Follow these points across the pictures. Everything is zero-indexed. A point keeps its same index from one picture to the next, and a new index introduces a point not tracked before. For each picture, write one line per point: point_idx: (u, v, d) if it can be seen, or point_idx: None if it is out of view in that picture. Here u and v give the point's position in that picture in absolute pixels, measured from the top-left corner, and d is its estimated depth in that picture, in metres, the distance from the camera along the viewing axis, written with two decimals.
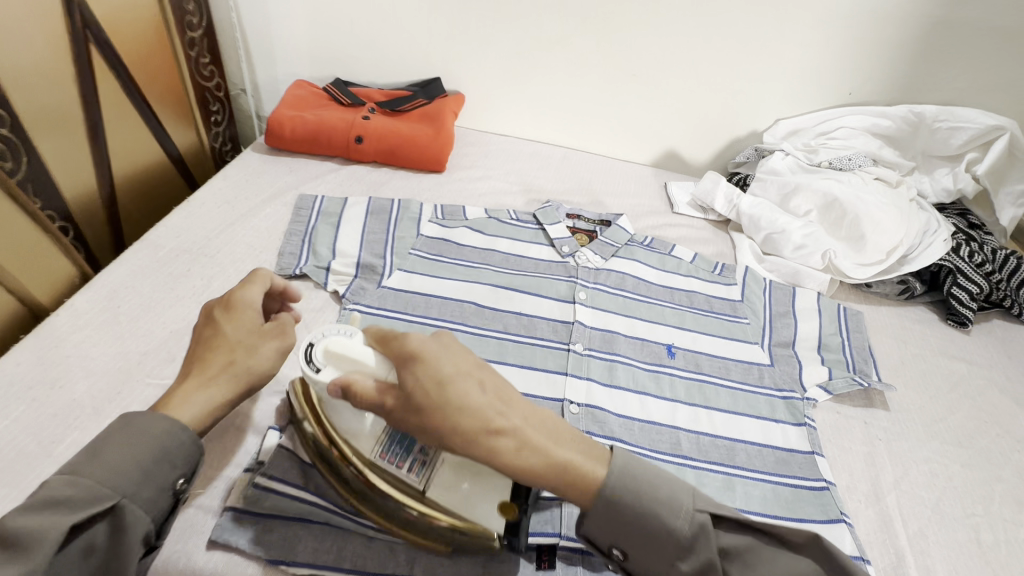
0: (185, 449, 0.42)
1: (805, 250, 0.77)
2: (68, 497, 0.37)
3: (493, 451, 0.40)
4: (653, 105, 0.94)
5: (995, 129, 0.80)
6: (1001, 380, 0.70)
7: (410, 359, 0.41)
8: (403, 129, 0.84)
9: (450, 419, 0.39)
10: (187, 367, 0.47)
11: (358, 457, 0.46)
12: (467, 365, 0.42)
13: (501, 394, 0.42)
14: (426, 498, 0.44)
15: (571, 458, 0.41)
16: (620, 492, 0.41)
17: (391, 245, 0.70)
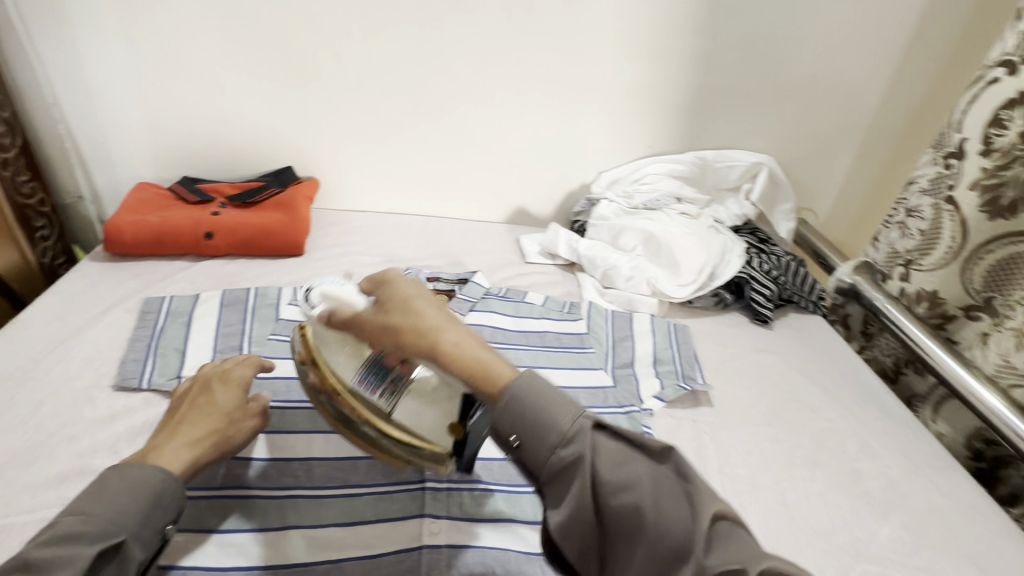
0: (176, 494, 0.49)
1: (634, 280, 0.90)
2: (83, 531, 0.43)
3: (432, 346, 0.48)
4: (495, 170, 1.05)
5: (756, 165, 1.01)
6: (799, 362, 0.86)
7: (382, 283, 0.54)
8: (255, 220, 0.86)
9: (402, 317, 0.49)
10: (177, 424, 0.55)
11: (342, 387, 0.54)
12: (426, 296, 0.52)
13: (451, 319, 0.51)
14: (392, 420, 0.52)
15: (491, 360, 0.47)
16: (519, 386, 0.45)
17: (247, 336, 0.71)
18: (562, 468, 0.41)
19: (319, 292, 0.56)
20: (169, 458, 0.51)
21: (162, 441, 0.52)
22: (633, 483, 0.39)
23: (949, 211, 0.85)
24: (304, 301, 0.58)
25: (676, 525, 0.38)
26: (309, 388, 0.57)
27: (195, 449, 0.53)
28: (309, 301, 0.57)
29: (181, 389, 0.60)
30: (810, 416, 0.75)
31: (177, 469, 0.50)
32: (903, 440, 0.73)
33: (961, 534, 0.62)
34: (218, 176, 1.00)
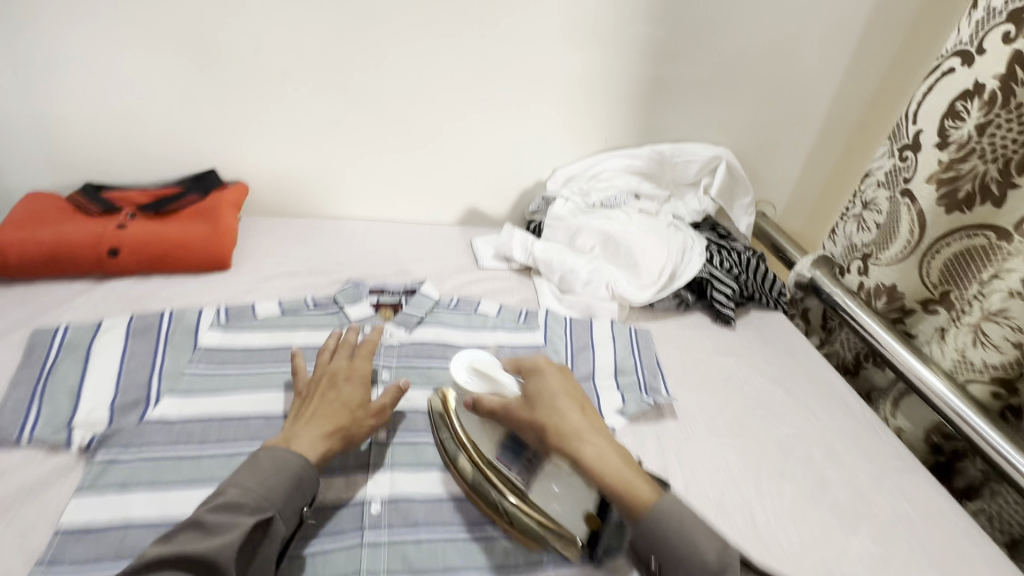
0: (312, 482, 0.53)
1: (592, 284, 0.85)
2: (243, 503, 0.48)
3: (579, 453, 0.52)
4: (443, 169, 0.98)
5: (715, 158, 0.97)
6: (763, 364, 0.83)
7: (532, 372, 0.59)
8: (169, 232, 0.76)
9: (551, 417, 0.54)
10: (309, 412, 0.58)
11: (481, 460, 0.56)
12: (579, 401, 0.57)
13: (590, 425, 0.55)
14: (529, 497, 0.54)
15: (630, 479, 0.51)
16: (663, 508, 0.49)
17: (157, 370, 0.62)
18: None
19: (471, 364, 0.59)
20: (306, 450, 0.54)
21: (298, 432, 0.56)
22: None
23: (905, 204, 0.83)
24: (449, 371, 0.59)
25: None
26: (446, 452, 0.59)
27: (325, 442, 0.56)
28: (458, 373, 0.58)
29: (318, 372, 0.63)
30: (776, 423, 0.72)
31: (313, 459, 0.54)
32: (867, 442, 0.72)
33: (928, 541, 0.61)
34: (130, 182, 0.89)
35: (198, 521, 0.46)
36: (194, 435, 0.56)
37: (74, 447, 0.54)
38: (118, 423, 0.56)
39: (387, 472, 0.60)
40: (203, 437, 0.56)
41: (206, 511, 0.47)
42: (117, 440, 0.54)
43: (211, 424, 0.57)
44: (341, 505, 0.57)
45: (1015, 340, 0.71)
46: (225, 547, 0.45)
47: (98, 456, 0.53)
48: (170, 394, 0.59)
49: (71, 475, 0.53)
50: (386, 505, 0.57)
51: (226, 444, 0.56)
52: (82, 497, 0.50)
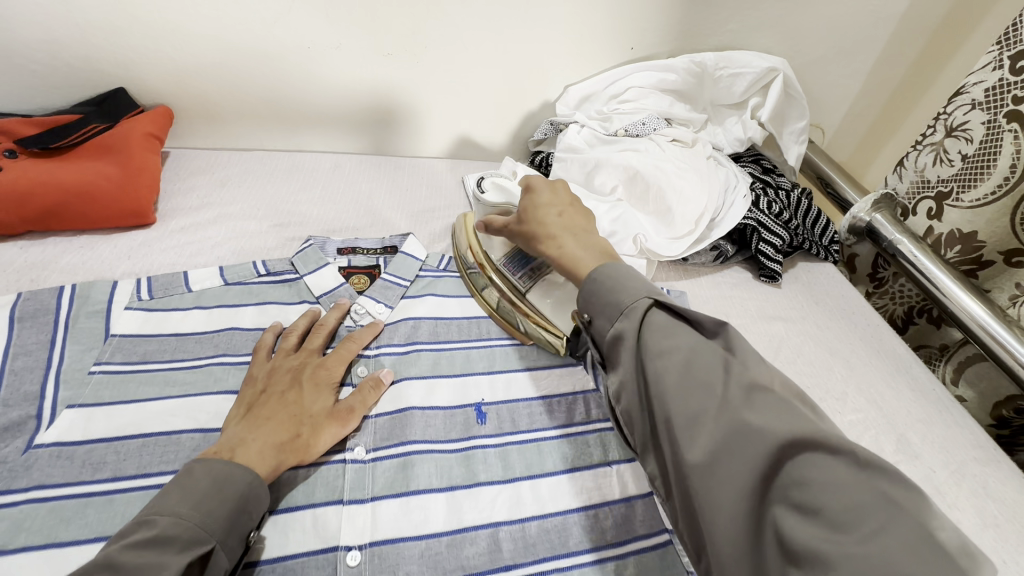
0: (262, 499, 0.41)
1: (616, 237, 0.68)
2: (173, 535, 0.35)
3: (548, 243, 0.53)
4: (424, 87, 0.78)
5: (770, 72, 0.77)
6: (816, 330, 0.70)
7: (526, 190, 0.58)
8: (63, 177, 0.58)
9: (529, 227, 0.55)
10: (257, 410, 0.46)
11: (489, 264, 0.61)
12: (558, 207, 0.55)
13: (574, 225, 0.54)
14: (525, 297, 0.58)
15: (582, 257, 0.50)
16: (600, 273, 0.46)
17: (54, 372, 0.47)
18: (611, 344, 0.42)
19: (489, 181, 0.62)
20: (254, 461, 0.42)
21: (246, 435, 0.43)
22: (673, 350, 0.38)
23: (1010, 130, 0.65)
24: (473, 186, 0.63)
25: (761, 422, 0.32)
26: (476, 291, 0.62)
27: (277, 454, 0.43)
28: (478, 189, 0.63)
29: (282, 350, 0.51)
30: (836, 408, 0.61)
31: (263, 472, 0.42)
32: (941, 429, 0.61)
33: (1021, 554, 0.51)
34: (17, 107, 0.69)
35: (108, 562, 0.32)
36: (105, 464, 0.42)
37: None
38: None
39: (366, 504, 0.45)
40: (118, 466, 0.42)
41: (122, 547, 0.33)
42: None
43: (126, 446, 0.43)
44: (307, 556, 0.42)
45: None
46: None
47: None
48: (71, 406, 0.44)
49: None
50: (366, 552, 0.42)
51: (152, 472, 0.42)
52: None
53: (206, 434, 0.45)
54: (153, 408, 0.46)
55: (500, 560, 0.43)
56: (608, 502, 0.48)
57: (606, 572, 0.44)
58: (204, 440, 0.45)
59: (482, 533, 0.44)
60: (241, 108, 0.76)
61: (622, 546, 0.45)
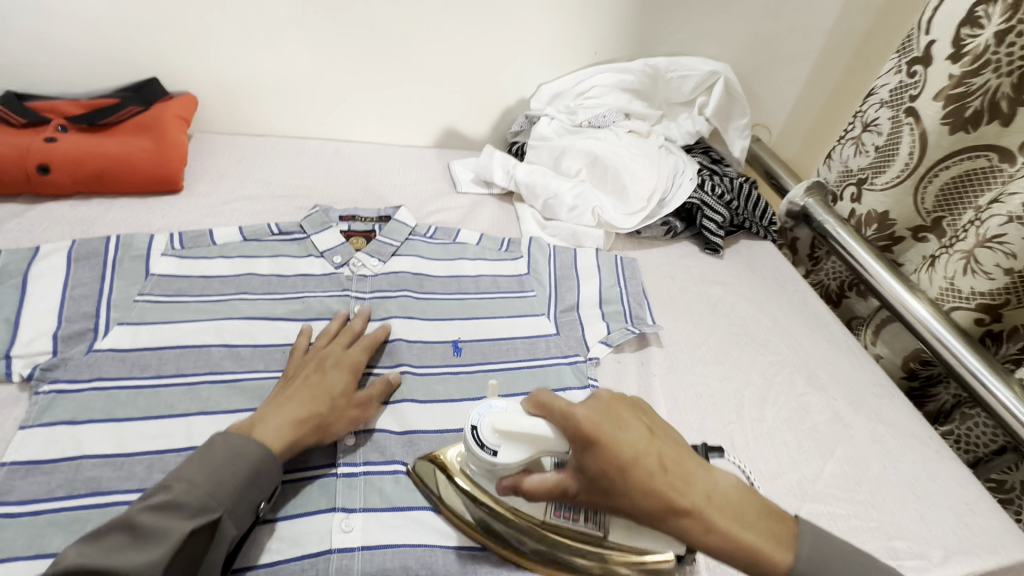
0: (275, 473, 0.44)
1: (577, 210, 0.80)
2: (186, 502, 0.40)
3: (677, 525, 0.39)
4: (416, 83, 0.90)
5: (713, 74, 0.91)
6: (750, 292, 0.82)
7: (588, 439, 0.39)
8: (108, 147, 0.69)
9: (635, 500, 0.39)
10: (283, 393, 0.50)
11: (531, 531, 0.45)
12: (640, 423, 0.41)
13: (682, 470, 0.40)
14: (608, 542, 0.44)
15: (756, 542, 0.39)
16: (800, 572, 0.39)
17: (106, 298, 0.57)
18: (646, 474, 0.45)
19: (489, 427, 0.43)
20: (273, 437, 0.46)
21: (267, 413, 0.48)
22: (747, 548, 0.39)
23: (908, 124, 0.78)
24: (466, 436, 0.44)
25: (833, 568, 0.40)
26: (444, 503, 0.47)
27: (296, 431, 0.47)
28: (474, 439, 0.44)
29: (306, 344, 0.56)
30: (759, 351, 0.72)
31: (280, 448, 0.45)
32: (847, 370, 0.72)
33: (900, 461, 0.62)
34: (63, 92, 0.80)
35: (128, 523, 0.38)
36: (149, 365, 0.52)
37: (16, 380, 0.51)
38: (64, 353, 0.51)
39: None
40: (161, 368, 0.52)
41: (139, 510, 0.38)
42: (60, 372, 0.50)
43: (166, 354, 0.54)
44: None
45: (1007, 267, 0.68)
46: (149, 566, 0.36)
47: (43, 386, 0.49)
48: (121, 323, 0.55)
49: (17, 407, 0.50)
50: (360, 438, 0.52)
51: (187, 373, 0.53)
52: (29, 428, 0.46)
53: (230, 349, 0.56)
54: (187, 328, 0.56)
55: None
56: None
57: None
58: (228, 353, 0.55)
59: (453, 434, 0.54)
60: (255, 100, 0.87)
61: None
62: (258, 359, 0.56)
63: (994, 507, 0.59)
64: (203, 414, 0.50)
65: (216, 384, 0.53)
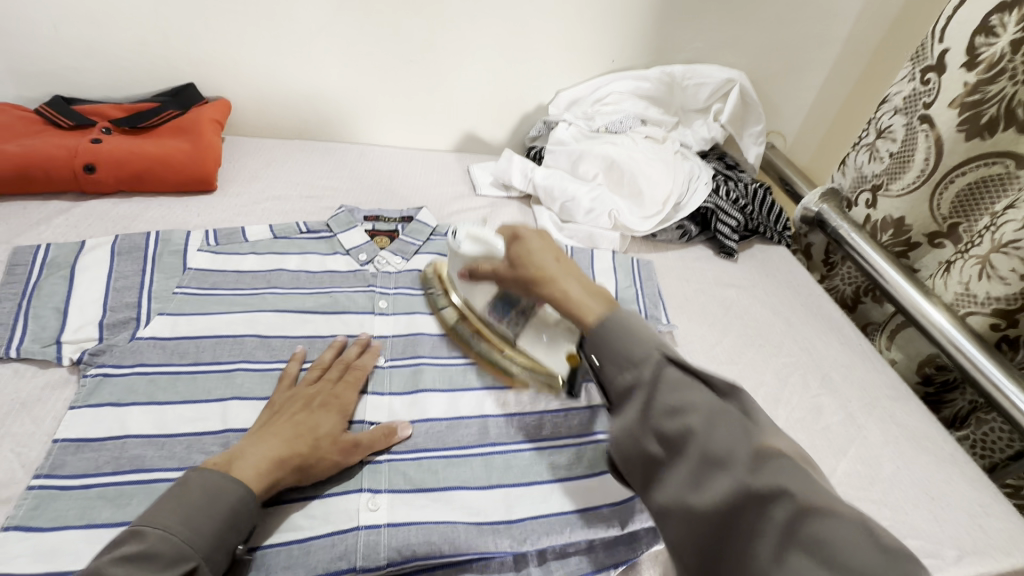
0: (252, 513, 0.43)
1: (594, 213, 0.82)
2: (159, 552, 0.38)
3: (545, 289, 0.50)
4: (438, 89, 0.93)
5: (728, 82, 0.93)
6: (763, 295, 0.83)
7: (513, 238, 0.56)
8: (149, 148, 0.73)
9: (527, 269, 0.52)
10: (267, 426, 0.49)
11: (477, 320, 0.62)
12: (551, 252, 0.54)
13: (568, 271, 0.51)
14: (517, 344, 0.59)
15: (586, 300, 0.47)
16: (607, 318, 0.43)
17: (147, 290, 0.60)
18: (625, 395, 0.40)
19: (465, 233, 0.61)
20: (251, 474, 0.44)
21: (248, 447, 0.46)
22: (688, 408, 0.36)
23: (923, 130, 0.79)
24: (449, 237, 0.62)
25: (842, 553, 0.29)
26: (436, 310, 0.66)
27: (274, 471, 0.45)
28: (455, 240, 0.61)
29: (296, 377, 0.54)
30: (772, 353, 0.73)
31: (256, 489, 0.44)
32: (860, 372, 0.73)
33: (913, 462, 0.62)
34: (105, 97, 0.84)
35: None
36: (187, 353, 0.55)
37: (65, 363, 0.54)
38: (109, 340, 0.55)
39: (383, 395, 0.57)
40: (198, 355, 0.55)
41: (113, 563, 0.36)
42: (106, 358, 0.53)
43: (203, 343, 0.56)
44: None
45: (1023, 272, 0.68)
46: None
47: (91, 370, 0.52)
48: (161, 313, 0.58)
49: (66, 390, 0.53)
50: None
51: (223, 361, 0.55)
52: (78, 408, 0.49)
53: (262, 339, 0.58)
54: (222, 319, 0.59)
55: (487, 438, 0.54)
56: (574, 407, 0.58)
57: (571, 453, 0.54)
58: (261, 344, 0.58)
59: (473, 421, 0.55)
60: (285, 104, 0.91)
61: (585, 438, 0.55)
62: (289, 349, 0.58)
63: (1010, 509, 0.59)
64: (237, 399, 0.52)
65: (250, 372, 0.55)
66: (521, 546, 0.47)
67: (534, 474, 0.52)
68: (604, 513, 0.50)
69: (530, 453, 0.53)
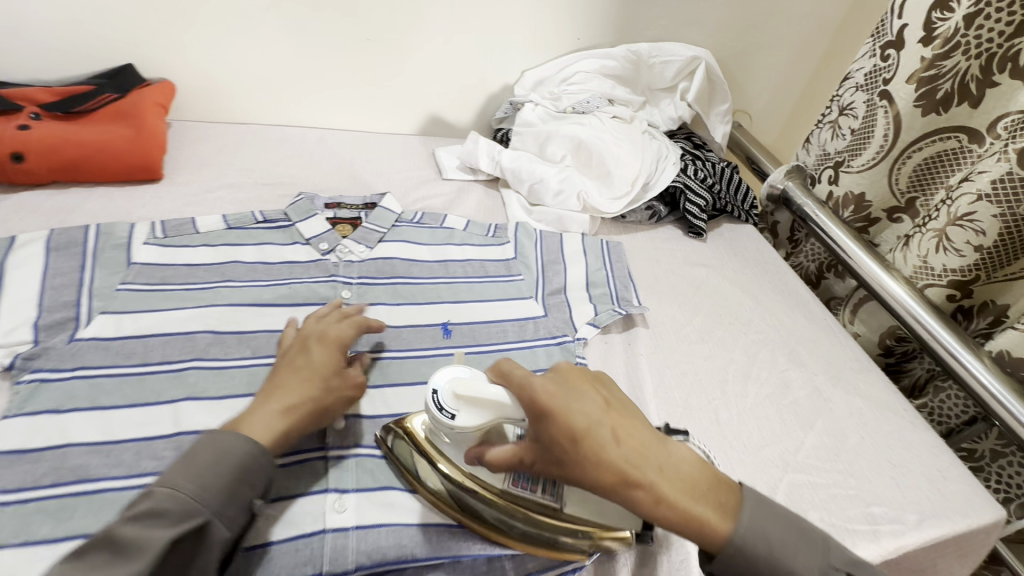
0: (264, 468, 0.42)
1: (563, 195, 0.81)
2: (167, 509, 0.37)
3: (631, 498, 0.39)
4: (400, 69, 0.89)
5: (694, 60, 0.92)
6: (731, 274, 0.83)
7: (538, 413, 0.40)
8: (84, 135, 0.67)
9: (586, 472, 0.39)
10: (269, 380, 0.48)
11: (491, 492, 0.46)
12: (594, 402, 0.41)
13: (637, 441, 0.41)
14: (565, 514, 0.45)
15: (702, 512, 0.39)
16: (743, 540, 0.39)
17: (87, 287, 0.56)
18: None
19: (449, 392, 0.45)
20: (263, 428, 0.44)
21: (252, 407, 0.46)
22: None
23: (882, 106, 0.79)
24: (426, 400, 0.46)
25: None
26: (418, 483, 0.48)
27: (286, 417, 0.46)
28: (438, 405, 0.45)
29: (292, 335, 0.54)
30: (742, 331, 0.74)
31: (272, 438, 0.44)
32: (826, 347, 0.74)
33: (877, 432, 0.64)
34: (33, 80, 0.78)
35: (107, 539, 0.35)
36: (134, 353, 0.52)
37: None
38: (45, 342, 0.51)
39: None
40: (146, 355, 0.52)
41: (121, 521, 0.36)
42: (43, 362, 0.49)
43: (152, 341, 0.53)
44: None
45: (977, 244, 0.70)
46: None
47: (26, 375, 0.48)
48: (103, 312, 0.54)
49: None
50: (350, 421, 0.52)
51: (173, 360, 0.52)
52: (12, 417, 0.46)
53: (216, 336, 0.55)
54: (172, 315, 0.56)
55: None
56: None
57: None
58: (214, 341, 0.55)
59: None
60: (236, 86, 0.86)
61: None
62: (245, 345, 0.55)
63: (965, 472, 0.62)
64: (190, 399, 0.50)
65: (203, 371, 0.52)
66: (496, 540, 0.46)
67: None
68: None
69: None
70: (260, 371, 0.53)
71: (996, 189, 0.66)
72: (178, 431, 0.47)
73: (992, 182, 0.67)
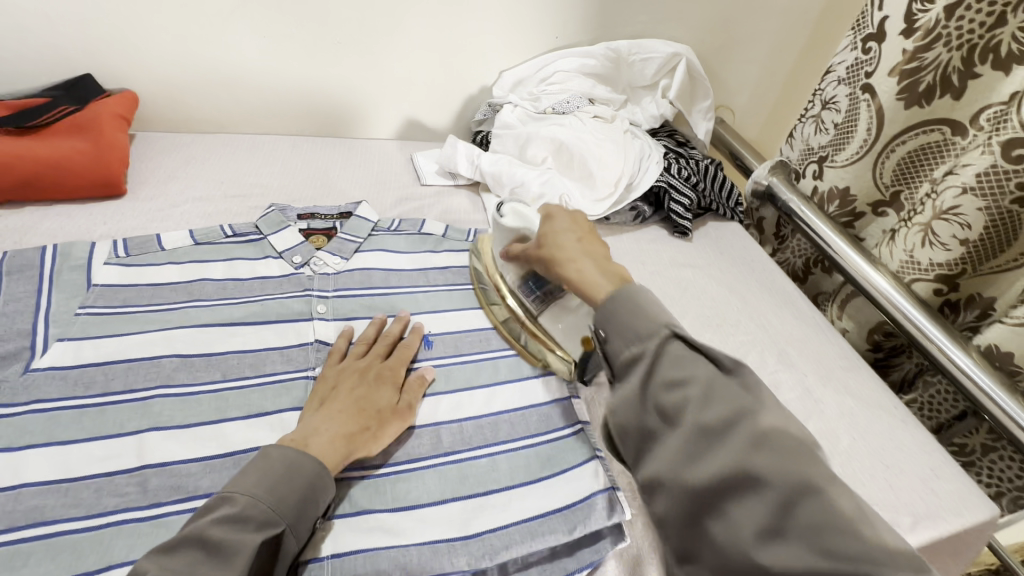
0: (330, 487, 0.44)
1: (544, 198, 0.79)
2: (250, 516, 0.39)
3: (557, 247, 0.51)
4: (373, 72, 0.86)
5: (675, 56, 0.91)
6: (718, 273, 0.82)
7: (545, 216, 0.55)
8: (39, 149, 0.64)
9: (545, 253, 0.52)
10: (328, 402, 0.49)
11: (508, 290, 0.62)
12: (575, 231, 0.53)
13: (591, 253, 0.50)
14: (539, 322, 0.59)
15: (596, 283, 0.46)
16: (610, 301, 0.42)
17: (44, 312, 0.53)
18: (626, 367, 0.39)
19: (510, 207, 0.61)
20: (323, 452, 0.45)
21: (315, 427, 0.47)
22: (695, 384, 0.35)
23: (865, 100, 0.79)
24: (495, 210, 0.63)
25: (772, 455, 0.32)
26: (487, 304, 0.65)
27: (347, 445, 0.46)
28: (497, 213, 0.62)
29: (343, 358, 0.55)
30: (730, 332, 0.72)
31: (331, 465, 0.44)
32: (815, 345, 0.73)
33: (868, 432, 0.63)
34: None
35: (200, 537, 0.36)
36: (95, 382, 0.49)
37: None
38: None
39: None
40: (108, 384, 0.49)
41: (209, 523, 0.37)
42: None
43: (113, 369, 0.50)
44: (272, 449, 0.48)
45: (963, 237, 0.69)
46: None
47: None
48: (60, 339, 0.51)
49: None
50: None
51: (137, 388, 0.49)
52: None
53: (183, 360, 0.53)
54: (136, 340, 0.53)
55: (441, 447, 0.51)
56: (533, 404, 0.56)
57: (530, 457, 0.52)
58: (181, 365, 0.52)
59: (425, 430, 0.52)
60: (203, 94, 0.83)
61: (541, 436, 0.54)
62: (215, 368, 0.53)
63: (958, 470, 0.61)
64: (155, 430, 0.47)
65: (169, 398, 0.50)
66: (480, 562, 0.44)
67: (492, 481, 0.49)
68: (566, 516, 0.48)
69: (486, 458, 0.51)
70: (230, 395, 0.51)
71: (982, 182, 0.66)
72: (142, 465, 0.45)
73: (977, 174, 0.66)
